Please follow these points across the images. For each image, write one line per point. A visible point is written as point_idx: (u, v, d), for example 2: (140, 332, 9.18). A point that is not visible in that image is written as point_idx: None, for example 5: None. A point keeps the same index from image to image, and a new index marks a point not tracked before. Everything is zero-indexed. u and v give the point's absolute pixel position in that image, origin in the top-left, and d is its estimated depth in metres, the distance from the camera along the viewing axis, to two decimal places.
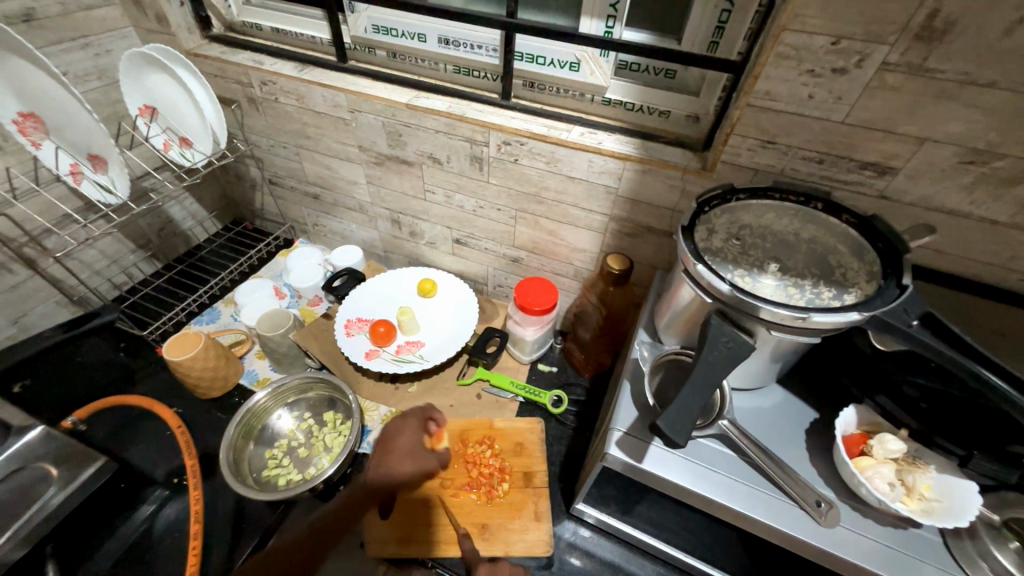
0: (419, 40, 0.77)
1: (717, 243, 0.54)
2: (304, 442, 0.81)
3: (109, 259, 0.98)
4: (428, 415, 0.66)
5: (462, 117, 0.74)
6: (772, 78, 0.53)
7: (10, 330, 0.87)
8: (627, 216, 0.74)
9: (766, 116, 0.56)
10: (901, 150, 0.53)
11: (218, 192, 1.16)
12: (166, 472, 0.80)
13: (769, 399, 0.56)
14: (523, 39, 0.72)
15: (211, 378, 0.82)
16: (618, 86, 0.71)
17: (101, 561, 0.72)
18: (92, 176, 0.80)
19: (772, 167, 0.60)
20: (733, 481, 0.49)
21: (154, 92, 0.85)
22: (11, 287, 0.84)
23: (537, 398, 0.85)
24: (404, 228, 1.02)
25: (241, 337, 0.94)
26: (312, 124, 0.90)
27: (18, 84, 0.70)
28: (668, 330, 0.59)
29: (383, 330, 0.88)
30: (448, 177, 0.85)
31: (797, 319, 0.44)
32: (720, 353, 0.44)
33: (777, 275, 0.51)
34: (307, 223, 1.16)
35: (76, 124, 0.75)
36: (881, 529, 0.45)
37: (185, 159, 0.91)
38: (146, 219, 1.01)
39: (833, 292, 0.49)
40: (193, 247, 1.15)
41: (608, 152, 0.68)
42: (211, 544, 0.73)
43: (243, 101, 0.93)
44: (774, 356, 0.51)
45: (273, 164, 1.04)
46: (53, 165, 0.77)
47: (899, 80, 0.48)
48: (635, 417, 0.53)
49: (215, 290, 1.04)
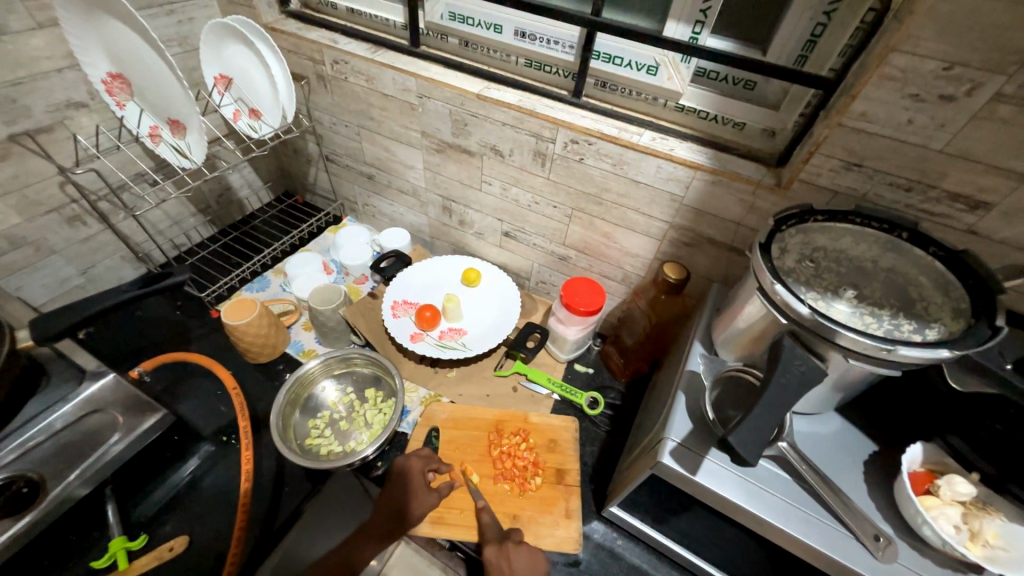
0: (495, 31, 0.78)
1: (790, 262, 0.53)
2: (346, 416, 0.83)
3: (172, 220, 1.02)
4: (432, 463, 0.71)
5: (532, 111, 0.74)
6: (872, 99, 0.51)
7: (79, 279, 0.92)
8: (688, 225, 0.74)
9: (857, 137, 0.54)
10: (999, 185, 0.51)
11: (274, 164, 1.19)
12: (214, 429, 0.83)
13: (826, 426, 0.55)
14: (603, 38, 0.71)
15: (262, 345, 0.85)
16: (693, 93, 0.69)
17: (149, 507, 0.75)
18: (169, 139, 0.83)
19: (854, 190, 0.58)
20: (788, 505, 0.48)
21: (231, 62, 0.88)
22: (84, 239, 0.89)
23: (575, 398, 0.86)
24: (454, 216, 1.03)
25: (289, 307, 0.96)
26: (377, 106, 0.91)
27: (112, 45, 0.74)
28: (726, 345, 0.58)
29: (429, 315, 0.90)
30: (508, 170, 0.85)
31: (881, 350, 0.43)
32: (794, 376, 0.43)
33: (852, 302, 0.50)
34: (357, 202, 1.18)
35: (159, 88, 0.78)
36: (939, 569, 0.44)
37: (253, 130, 0.93)
38: (208, 185, 1.05)
39: (914, 326, 0.48)
40: (247, 216, 1.18)
41: (679, 159, 0.67)
42: (254, 503, 0.76)
43: (312, 78, 0.95)
44: (840, 384, 0.51)
45: (332, 141, 1.06)
46: (135, 125, 0.81)
47: (1010, 112, 0.46)
48: (690, 430, 0.53)
49: (267, 260, 1.07)
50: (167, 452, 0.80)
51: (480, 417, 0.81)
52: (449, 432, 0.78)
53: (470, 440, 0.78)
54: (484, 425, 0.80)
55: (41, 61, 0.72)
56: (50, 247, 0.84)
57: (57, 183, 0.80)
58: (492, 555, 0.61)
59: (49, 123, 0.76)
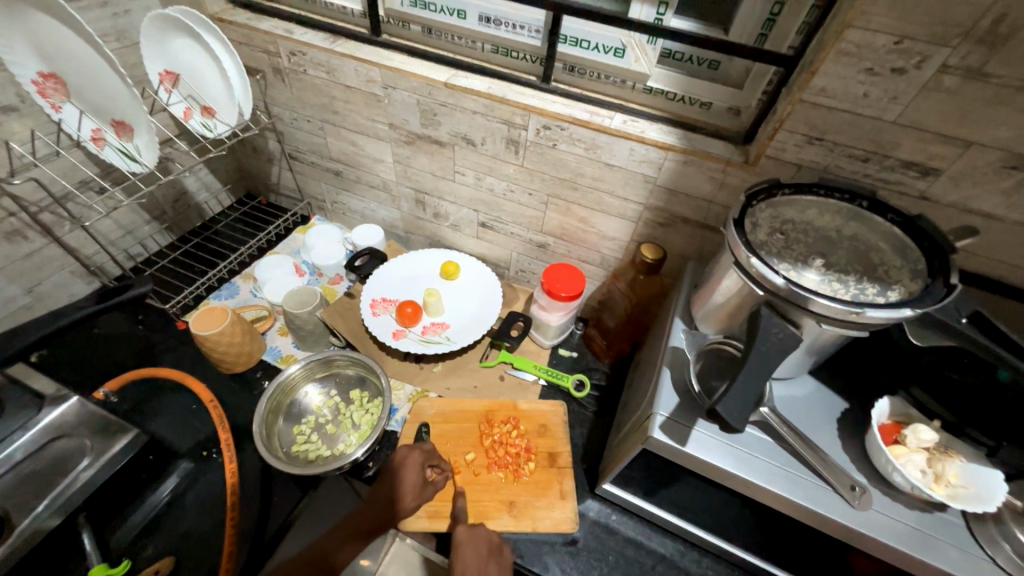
0: (458, 16, 0.76)
1: (762, 236, 0.55)
2: (332, 419, 0.81)
3: (125, 229, 0.96)
4: (429, 461, 0.70)
5: (503, 98, 0.73)
6: (830, 75, 0.53)
7: (24, 299, 0.86)
8: (662, 205, 0.75)
9: (817, 113, 0.57)
10: (947, 152, 0.54)
11: (232, 164, 1.13)
12: (192, 444, 0.80)
13: (802, 388, 0.58)
14: (569, 22, 0.71)
15: (237, 354, 0.82)
16: (660, 75, 0.70)
17: (126, 533, 0.71)
18: (114, 143, 0.78)
19: (817, 163, 0.61)
20: (773, 466, 0.51)
21: (176, 56, 0.82)
22: (27, 255, 0.82)
23: (561, 382, 0.87)
24: (428, 209, 1.02)
25: (262, 313, 0.93)
26: (340, 99, 0.88)
27: (40, 42, 0.67)
28: (706, 319, 0.60)
29: (411, 311, 0.89)
30: (481, 159, 0.84)
31: (850, 313, 0.46)
32: (773, 345, 0.46)
33: (821, 270, 0.53)
34: (325, 200, 1.14)
35: (100, 87, 0.73)
36: (909, 512, 0.48)
37: (208, 130, 0.88)
38: (162, 190, 0.99)
39: (877, 289, 0.51)
40: (207, 220, 1.13)
41: (651, 141, 0.68)
42: (245, 515, 0.73)
43: (268, 71, 0.90)
44: (813, 349, 0.53)
45: (295, 138, 1.02)
46: (75, 129, 0.76)
47: (955, 83, 0.49)
48: (677, 404, 0.54)
49: (234, 265, 1.02)
50: (143, 474, 0.76)
51: (470, 409, 0.81)
52: (439, 426, 0.78)
53: (461, 432, 0.78)
54: (474, 416, 0.80)
55: None
56: None
57: None
58: (461, 533, 0.63)
59: None
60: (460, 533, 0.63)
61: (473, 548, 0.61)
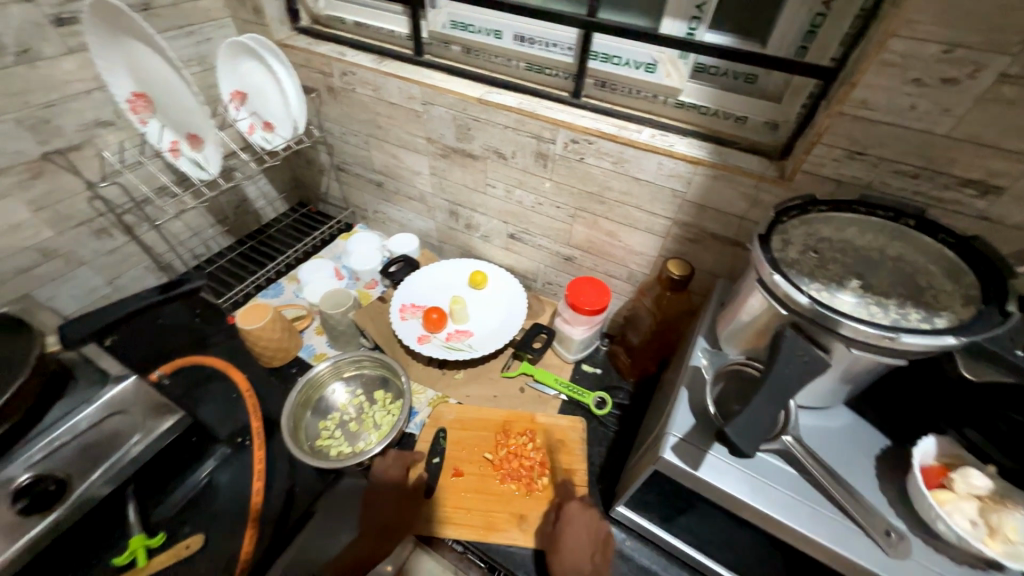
0: (495, 37, 0.79)
1: (793, 253, 0.52)
2: (356, 417, 0.85)
3: (192, 231, 1.07)
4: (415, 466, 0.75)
5: (532, 113, 0.75)
6: (872, 86, 0.50)
7: (107, 289, 0.97)
8: (691, 221, 0.73)
9: (859, 126, 0.53)
10: (1009, 169, 0.49)
11: (289, 175, 1.23)
12: (230, 432, 0.86)
13: (836, 420, 0.53)
14: (600, 38, 0.72)
15: (276, 349, 0.88)
16: (692, 89, 0.69)
17: (166, 509, 0.77)
18: (189, 154, 0.87)
19: (859, 180, 0.57)
20: (796, 501, 0.47)
21: (246, 78, 0.91)
22: (111, 250, 0.94)
23: (582, 398, 0.86)
24: (460, 220, 1.05)
25: (302, 312, 0.99)
26: (384, 114, 0.94)
27: (137, 68, 0.78)
28: (730, 340, 0.57)
29: (436, 317, 0.91)
30: (510, 171, 0.86)
31: (884, 338, 0.42)
32: (795, 367, 0.42)
33: (857, 292, 0.49)
34: (368, 210, 1.21)
35: (178, 105, 0.82)
36: (957, 567, 0.42)
37: (267, 143, 0.95)
38: (226, 196, 1.10)
39: (922, 314, 0.46)
40: (263, 225, 1.23)
41: (679, 155, 0.67)
42: (268, 503, 0.77)
43: (322, 90, 0.98)
44: (847, 377, 0.49)
45: (343, 151, 1.09)
46: (157, 141, 0.85)
47: (1017, 93, 0.45)
48: (693, 425, 0.52)
49: (282, 267, 1.11)
50: (185, 454, 0.82)
51: (489, 418, 0.81)
52: (456, 432, 0.79)
53: (477, 440, 0.78)
54: (491, 425, 0.80)
55: (71, 84, 0.77)
56: (80, 258, 0.89)
57: (86, 198, 0.85)
58: (575, 512, 0.70)
59: (79, 141, 0.81)
60: (574, 507, 0.70)
61: (585, 535, 0.68)
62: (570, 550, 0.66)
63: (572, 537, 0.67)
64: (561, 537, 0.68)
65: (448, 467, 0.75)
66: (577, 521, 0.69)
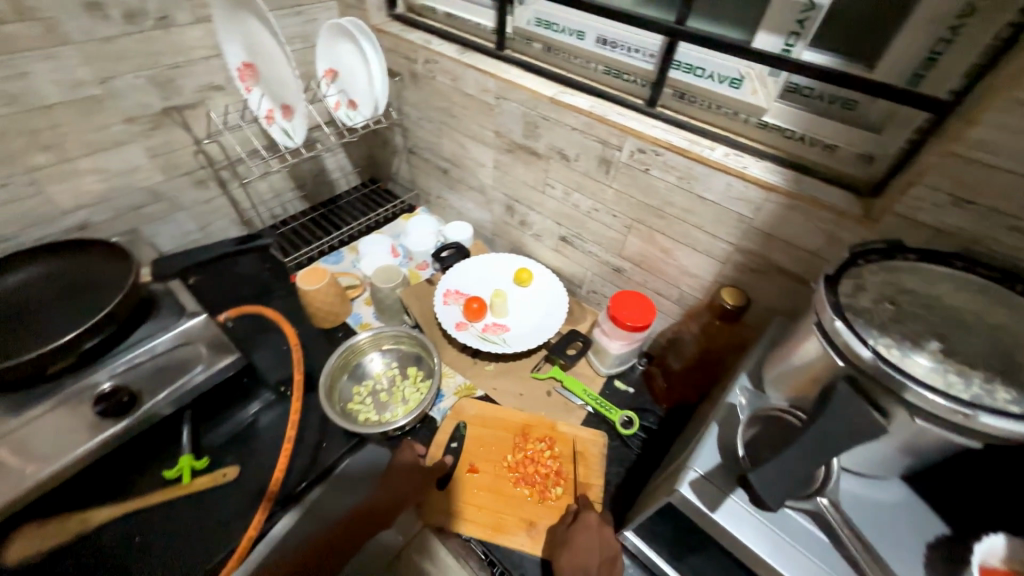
0: (578, 37, 0.79)
1: (864, 302, 0.47)
2: (387, 388, 0.89)
3: (274, 193, 1.17)
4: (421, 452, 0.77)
5: (602, 118, 0.74)
6: (994, 126, 0.44)
7: (197, 234, 1.09)
8: (756, 249, 0.69)
9: (971, 170, 0.47)
10: None
11: (365, 152, 1.31)
12: (276, 380, 0.93)
13: (887, 493, 0.47)
14: (685, 47, 0.69)
15: (327, 312, 0.94)
16: (779, 110, 0.64)
17: (215, 437, 0.87)
18: (281, 123, 0.95)
19: (961, 231, 0.50)
20: (819, 570, 0.43)
21: (340, 58, 0.98)
22: (206, 200, 1.05)
23: (610, 414, 0.83)
24: (516, 216, 1.06)
25: (355, 282, 1.05)
26: (458, 104, 0.96)
27: (249, 41, 0.87)
28: (775, 383, 0.53)
29: (477, 307, 0.93)
30: (572, 174, 0.86)
31: (958, 413, 0.37)
32: (842, 424, 0.38)
33: (935, 356, 0.43)
34: (431, 194, 1.25)
35: (277, 76, 0.89)
36: None
37: (349, 120, 1.02)
38: (307, 165, 1.18)
39: (1012, 396, 0.40)
40: (335, 196, 1.31)
41: (752, 178, 0.63)
42: (299, 452, 0.83)
43: (406, 75, 1.03)
44: (908, 448, 0.43)
45: (416, 135, 1.14)
46: (256, 108, 0.94)
47: None
48: (718, 465, 0.49)
49: (345, 238, 1.18)
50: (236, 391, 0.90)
51: (510, 418, 0.82)
52: (476, 428, 0.81)
53: (495, 439, 0.80)
54: (511, 426, 0.81)
55: (195, 50, 0.87)
56: (180, 204, 1.01)
57: (191, 151, 0.96)
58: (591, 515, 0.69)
59: (194, 101, 0.92)
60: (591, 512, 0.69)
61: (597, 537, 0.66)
62: (583, 547, 0.64)
63: (585, 539, 0.65)
64: (574, 536, 0.66)
65: (465, 462, 0.78)
66: (594, 528, 0.67)
